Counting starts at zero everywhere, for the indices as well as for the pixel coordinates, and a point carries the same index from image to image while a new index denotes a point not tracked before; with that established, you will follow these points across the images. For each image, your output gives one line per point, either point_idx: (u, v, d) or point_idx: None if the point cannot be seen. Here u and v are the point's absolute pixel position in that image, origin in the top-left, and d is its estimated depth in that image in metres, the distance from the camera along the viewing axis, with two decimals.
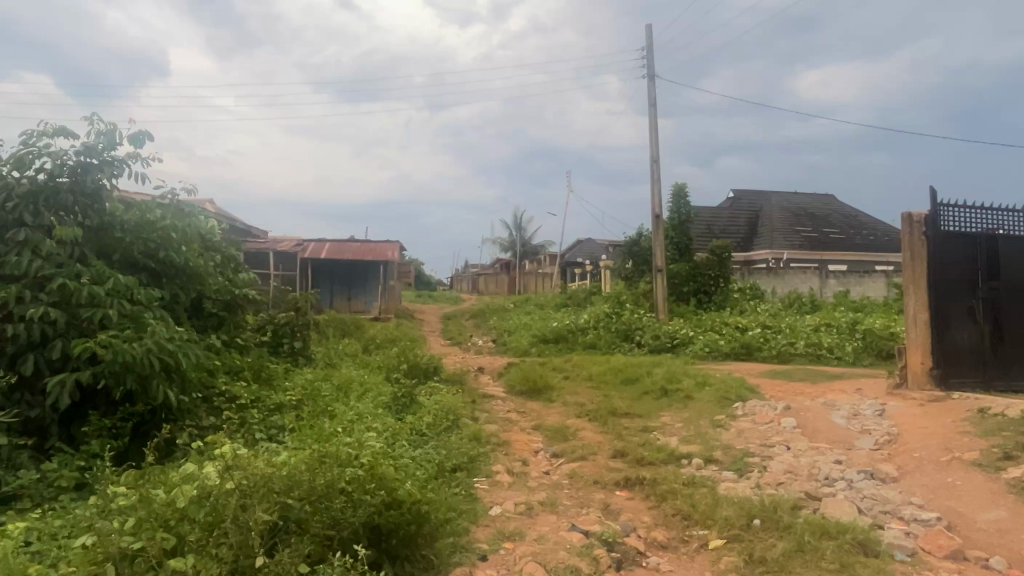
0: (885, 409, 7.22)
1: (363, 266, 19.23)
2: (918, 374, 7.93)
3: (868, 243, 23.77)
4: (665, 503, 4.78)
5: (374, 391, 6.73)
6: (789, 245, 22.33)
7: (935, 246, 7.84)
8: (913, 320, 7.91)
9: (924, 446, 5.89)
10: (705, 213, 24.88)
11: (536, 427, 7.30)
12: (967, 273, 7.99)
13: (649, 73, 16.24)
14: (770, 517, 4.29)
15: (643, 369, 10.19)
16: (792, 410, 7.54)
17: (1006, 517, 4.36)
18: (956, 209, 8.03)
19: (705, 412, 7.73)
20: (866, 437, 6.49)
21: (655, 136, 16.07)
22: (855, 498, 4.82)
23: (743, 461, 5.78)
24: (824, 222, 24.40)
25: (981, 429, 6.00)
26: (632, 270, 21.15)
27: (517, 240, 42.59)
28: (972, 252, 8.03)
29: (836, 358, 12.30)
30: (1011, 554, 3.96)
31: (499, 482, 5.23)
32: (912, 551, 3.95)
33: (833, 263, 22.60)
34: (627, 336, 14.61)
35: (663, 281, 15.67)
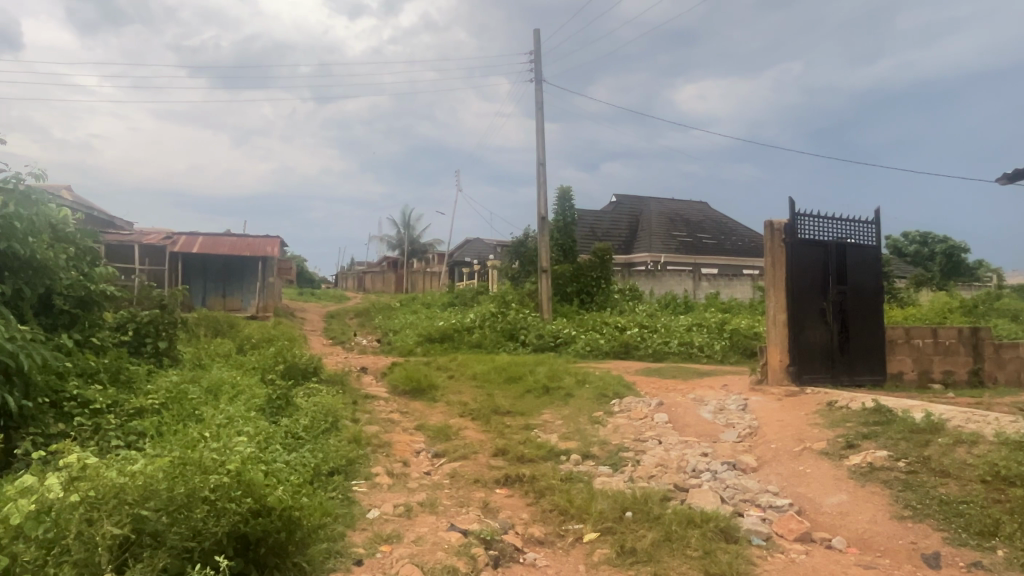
0: (748, 404, 7.75)
1: (240, 262, 18.30)
2: (777, 370, 8.55)
3: (737, 248, 25.36)
4: (543, 499, 4.87)
5: (247, 394, 6.42)
6: (666, 249, 23.48)
7: (793, 252, 8.49)
8: (773, 321, 8.53)
9: (780, 438, 6.37)
10: (589, 216, 25.64)
11: (418, 427, 7.23)
12: (820, 278, 8.71)
13: (537, 77, 16.56)
14: (641, 509, 4.47)
15: (525, 367, 10.34)
16: (664, 407, 7.91)
17: (847, 501, 4.79)
18: (812, 218, 8.73)
19: (584, 409, 7.96)
20: (730, 430, 6.92)
21: (542, 139, 16.40)
22: (719, 488, 5.12)
23: (618, 455, 6.00)
24: (698, 228, 25.85)
25: (829, 421, 6.56)
26: (518, 270, 21.48)
27: (405, 238, 42.06)
28: (825, 259, 8.76)
29: (706, 357, 13.10)
30: (851, 534, 4.35)
31: (379, 484, 5.14)
32: (767, 536, 4.25)
33: (705, 266, 23.97)
34: (511, 336, 14.80)
35: (547, 281, 16.00)
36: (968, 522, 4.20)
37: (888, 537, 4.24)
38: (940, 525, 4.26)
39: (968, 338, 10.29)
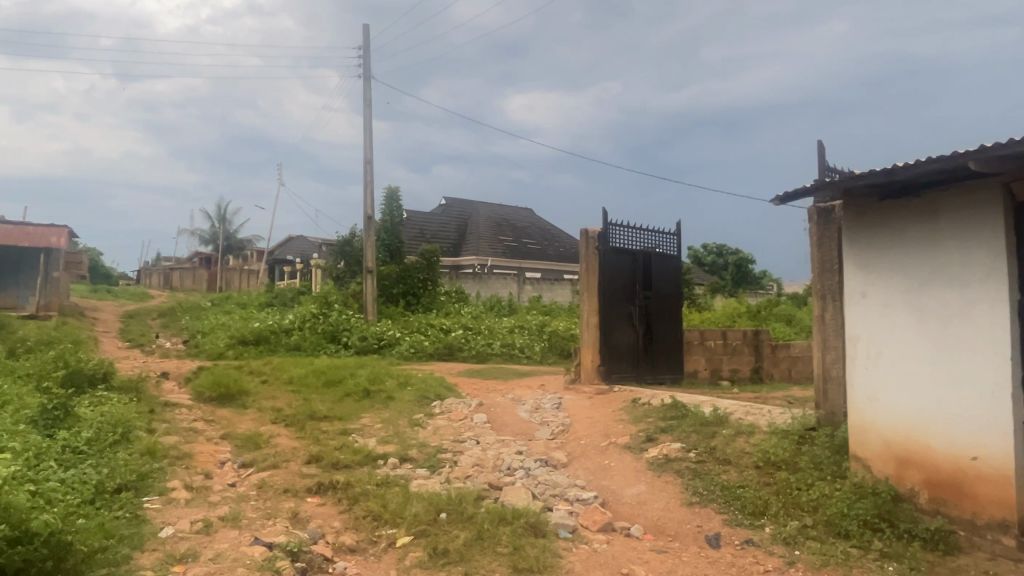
0: (562, 402, 8.14)
1: (17, 254, 16.04)
2: (589, 370, 9.05)
3: (559, 253, 26.51)
4: (357, 506, 4.76)
5: (16, 404, 5.62)
6: (492, 253, 24.02)
7: (605, 259, 9.05)
8: (586, 323, 9.02)
9: (590, 434, 6.75)
10: (418, 217, 25.58)
11: (225, 436, 6.76)
12: (629, 284, 9.36)
13: (366, 74, 16.24)
14: (456, 510, 4.52)
15: (346, 370, 10.06)
16: (483, 407, 8.07)
17: (645, 490, 5.18)
18: (623, 228, 9.35)
19: (405, 411, 7.90)
20: (544, 427, 7.22)
21: (370, 137, 16.06)
22: (531, 484, 5.32)
23: (436, 457, 6.01)
24: (523, 233, 26.75)
25: (633, 417, 7.06)
26: (343, 270, 20.91)
27: (219, 233, 39.24)
28: (633, 266, 9.43)
29: (526, 358, 13.63)
30: (646, 522, 4.71)
31: (175, 499, 4.73)
32: (573, 528, 4.47)
33: (529, 270, 24.84)
34: (333, 337, 14.35)
35: (372, 282, 15.70)
36: (743, 504, 4.71)
37: (678, 522, 4.63)
38: (721, 508, 4.74)
39: (751, 340, 11.57)
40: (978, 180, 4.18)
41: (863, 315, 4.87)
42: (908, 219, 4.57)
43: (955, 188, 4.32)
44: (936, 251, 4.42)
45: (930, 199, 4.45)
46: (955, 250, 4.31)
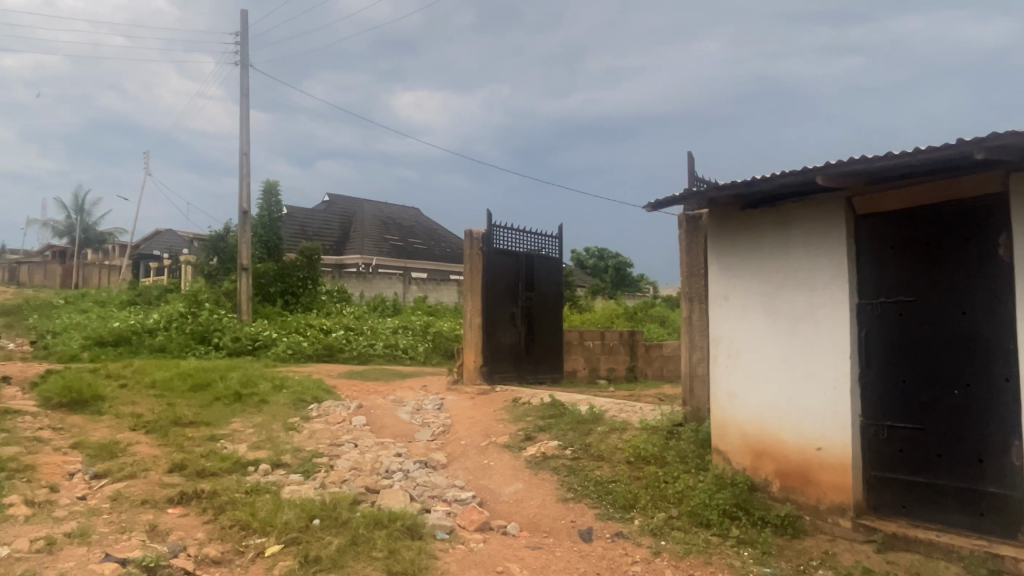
0: (443, 403, 8.13)
1: None
2: (471, 370, 9.08)
3: (445, 253, 26.44)
4: (223, 516, 4.52)
5: None
6: (377, 252, 23.59)
7: (488, 261, 9.13)
8: (469, 323, 9.05)
9: (470, 434, 6.78)
10: (299, 214, 24.70)
11: (75, 446, 6.20)
12: (511, 285, 9.49)
13: (243, 61, 15.48)
14: (329, 515, 4.40)
15: (216, 373, 9.53)
16: (363, 409, 7.91)
17: (522, 488, 5.27)
18: (506, 230, 9.47)
19: (279, 415, 7.60)
20: (425, 429, 7.18)
21: (247, 128, 15.32)
22: (409, 486, 5.27)
23: (311, 462, 5.82)
24: (409, 232, 26.47)
25: (513, 416, 7.16)
26: (216, 267, 19.81)
27: (76, 225, 36.09)
28: (516, 267, 9.57)
29: (409, 359, 13.54)
30: (523, 519, 4.79)
31: (12, 516, 4.29)
32: (450, 529, 4.47)
33: (415, 270, 24.61)
34: (203, 338, 13.55)
35: (247, 280, 14.98)
36: (615, 498, 4.90)
37: (552, 518, 4.75)
38: (594, 503, 4.90)
39: (627, 340, 12.06)
40: (824, 194, 4.56)
41: (725, 316, 5.20)
42: (766, 228, 4.91)
43: (805, 201, 4.69)
44: (788, 258, 4.78)
45: (784, 210, 4.80)
46: (805, 258, 4.69)
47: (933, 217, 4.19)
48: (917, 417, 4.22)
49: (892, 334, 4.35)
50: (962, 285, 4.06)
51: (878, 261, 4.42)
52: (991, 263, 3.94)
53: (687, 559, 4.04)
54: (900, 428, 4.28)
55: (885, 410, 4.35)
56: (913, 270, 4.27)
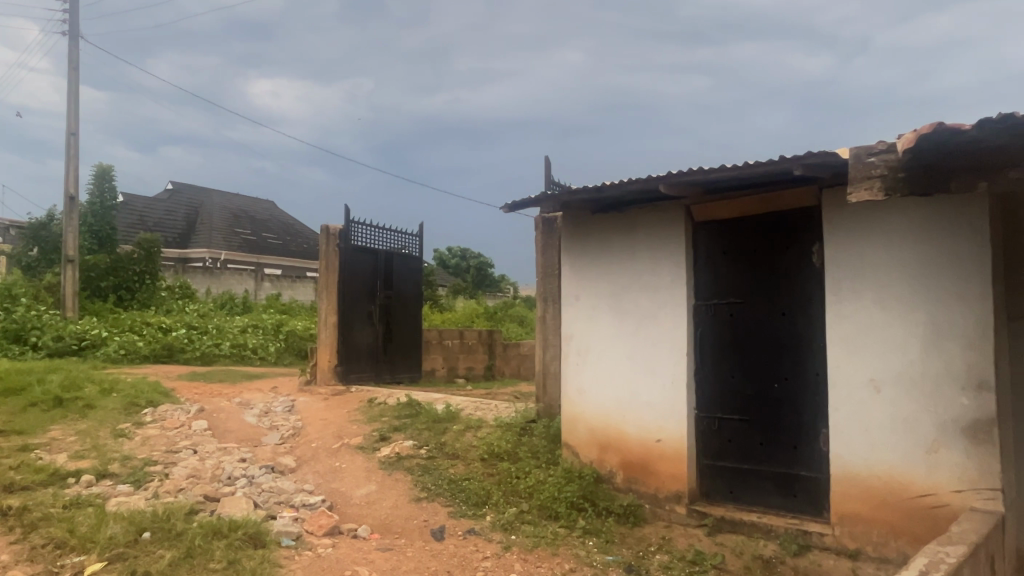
0: (294, 405, 7.81)
1: None
2: (325, 370, 8.79)
3: (302, 249, 25.41)
4: (34, 534, 4.05)
5: None
6: (227, 246, 22.22)
7: (345, 257, 8.89)
8: (324, 322, 8.76)
9: (321, 437, 6.57)
10: (138, 203, 22.75)
11: None
12: (369, 283, 9.29)
13: (71, 31, 14.02)
14: (162, 528, 4.08)
15: (32, 376, 8.54)
16: (204, 413, 7.42)
17: (374, 490, 5.17)
18: (364, 227, 9.26)
19: (107, 420, 6.94)
20: (273, 432, 6.85)
21: (75, 105, 13.88)
22: (254, 492, 5.00)
23: (143, 471, 5.37)
24: (263, 226, 25.19)
25: (367, 417, 7.02)
26: (35, 258, 17.77)
27: None
28: (374, 265, 9.39)
29: (259, 359, 12.94)
30: (374, 521, 4.70)
31: None
32: (297, 535, 4.29)
33: (269, 266, 23.41)
34: (18, 338, 12.09)
35: (73, 273, 13.58)
36: (468, 496, 4.93)
37: (405, 519, 4.70)
38: (447, 502, 4.91)
39: (485, 339, 12.20)
40: (667, 201, 4.85)
41: (576, 316, 5.39)
42: (614, 232, 5.16)
43: (650, 207, 4.96)
44: (634, 261, 5.04)
45: (630, 216, 5.06)
46: (649, 261, 4.96)
47: (759, 226, 4.57)
48: (743, 409, 4.59)
49: (723, 334, 4.71)
50: (782, 289, 4.47)
51: (712, 266, 4.78)
52: (806, 269, 4.37)
53: (535, 552, 4.14)
54: (729, 419, 4.64)
55: (716, 403, 4.71)
56: (742, 275, 4.64)
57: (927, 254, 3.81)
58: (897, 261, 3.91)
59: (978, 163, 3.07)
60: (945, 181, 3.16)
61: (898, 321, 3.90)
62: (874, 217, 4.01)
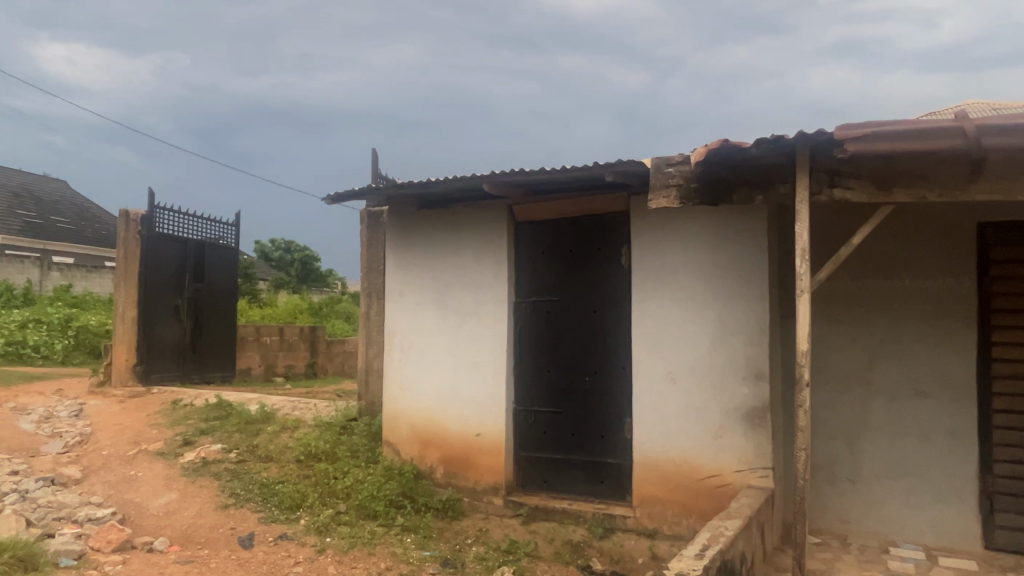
0: (82, 410, 7.00)
1: None
2: (122, 370, 7.97)
3: (99, 236, 22.85)
4: None
5: None
6: (4, 230, 19.40)
7: (148, 246, 8.13)
8: (121, 317, 7.97)
9: (114, 443, 5.94)
10: None
11: None
12: (176, 275, 8.57)
13: None
14: None
15: None
16: None
17: (175, 499, 4.77)
18: (172, 213, 8.52)
19: None
20: (55, 440, 6.09)
21: None
22: (27, 509, 4.40)
23: None
24: (51, 208, 22.30)
25: (170, 420, 6.46)
26: None
27: None
28: (183, 255, 8.67)
29: (42, 358, 11.47)
30: (173, 533, 4.33)
31: None
32: (80, 554, 3.83)
33: (57, 254, 20.71)
34: None
35: None
36: (281, 499, 4.71)
37: (209, 528, 4.37)
38: (257, 507, 4.65)
39: (307, 335, 11.73)
40: (490, 200, 4.95)
41: (399, 312, 5.34)
42: (439, 228, 5.17)
43: (474, 206, 5.03)
44: (458, 258, 5.10)
45: (455, 213, 5.11)
46: (472, 258, 5.04)
47: (576, 228, 4.81)
48: (558, 402, 4.80)
49: (541, 329, 4.89)
50: (595, 288, 4.73)
51: (531, 264, 4.95)
52: (615, 269, 4.66)
53: (351, 553, 4.04)
54: (545, 412, 4.84)
55: (533, 397, 4.89)
56: (559, 273, 4.85)
57: (718, 258, 4.21)
58: (694, 264, 4.29)
59: (755, 178, 3.37)
60: (728, 192, 3.44)
61: (693, 318, 4.27)
62: (675, 223, 4.36)
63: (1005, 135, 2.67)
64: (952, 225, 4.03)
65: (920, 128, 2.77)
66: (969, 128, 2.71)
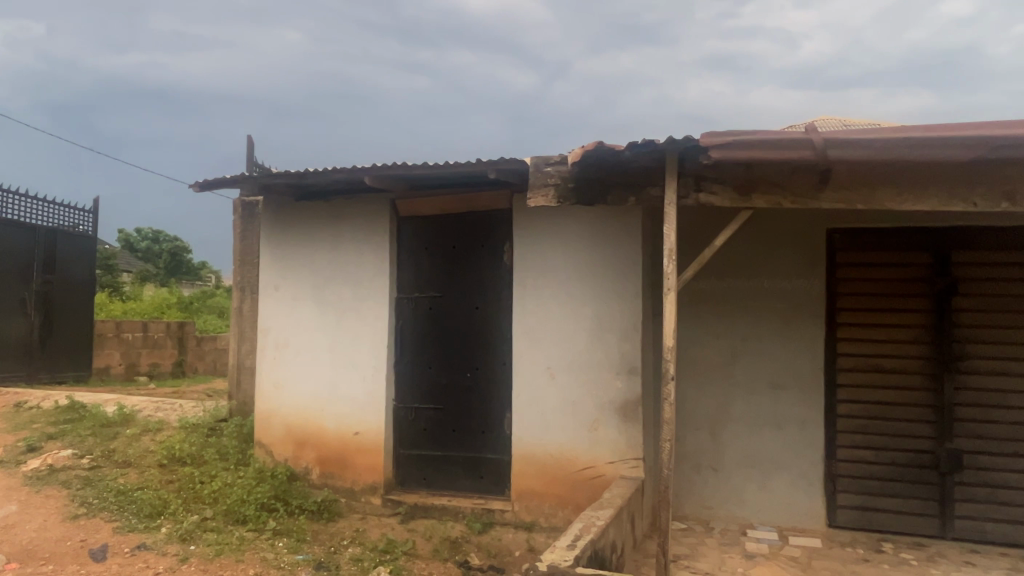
0: None
1: None
2: None
3: None
4: None
5: None
6: None
7: None
8: None
9: None
10: None
11: None
12: (22, 265, 7.79)
13: None
14: None
15: None
16: None
17: (15, 511, 4.33)
18: (17, 197, 7.74)
19: None
20: None
21: None
22: None
23: None
24: None
25: (12, 424, 5.87)
26: None
27: None
28: (31, 243, 7.89)
29: None
30: (11, 548, 3.92)
31: None
32: None
33: None
34: None
35: None
36: (139, 507, 4.39)
37: (55, 542, 4.00)
38: (112, 517, 4.31)
39: (175, 332, 11.01)
40: (372, 193, 4.86)
41: (274, 307, 5.13)
42: (317, 221, 5.01)
43: (356, 199, 4.91)
44: (337, 253, 4.95)
45: (335, 206, 4.96)
46: (352, 253, 4.91)
47: (459, 224, 4.80)
48: (438, 399, 4.78)
49: (423, 326, 4.85)
50: (477, 284, 4.75)
51: (413, 260, 4.89)
52: (497, 267, 4.69)
53: (217, 561, 3.83)
54: (426, 409, 4.80)
55: (413, 394, 4.84)
56: (442, 270, 4.83)
57: (595, 257, 4.34)
58: (572, 262, 4.40)
59: (628, 180, 3.48)
60: (603, 193, 3.53)
61: (571, 315, 4.38)
62: (555, 221, 4.45)
63: (847, 148, 2.91)
64: (805, 230, 4.37)
65: (775, 138, 2.97)
66: (817, 140, 2.92)
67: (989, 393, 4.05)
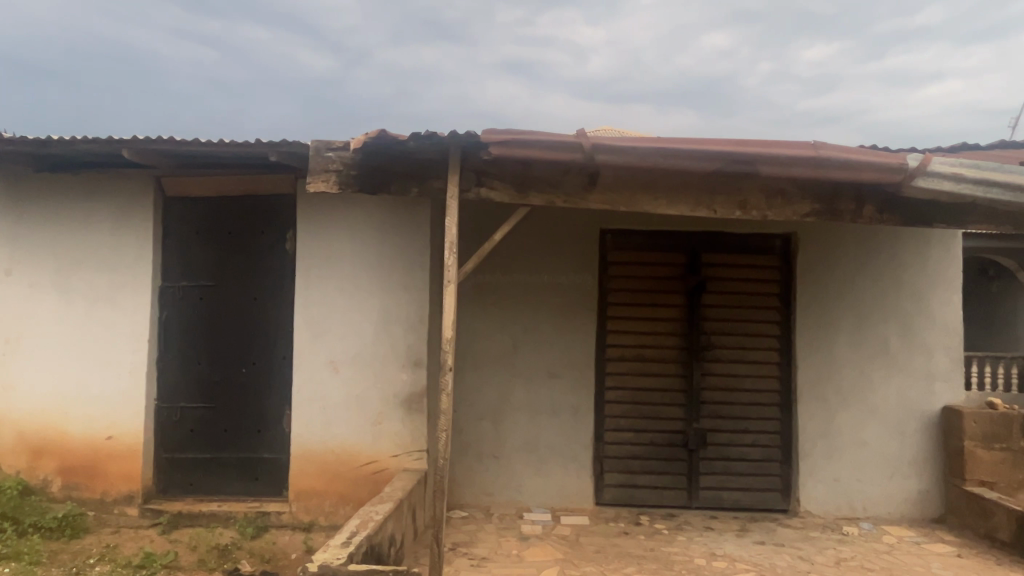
0: None
1: None
2: None
3: None
4: None
5: None
6: None
7: None
8: None
9: None
10: None
11: None
12: None
13: None
14: None
15: None
16: None
17: None
18: None
19: None
20: None
21: None
22: None
23: None
24: None
25: None
26: None
27: None
28: None
29: None
30: None
31: None
32: None
33: None
34: None
35: None
36: None
37: None
38: None
39: None
40: (131, 169, 4.34)
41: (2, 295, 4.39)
42: (63, 197, 4.38)
43: (111, 174, 4.37)
44: (87, 234, 4.37)
45: (86, 181, 4.37)
46: (106, 235, 4.36)
47: (235, 208, 4.47)
48: (209, 396, 4.42)
49: (191, 317, 4.45)
50: (254, 273, 4.45)
51: (182, 245, 4.47)
52: (277, 255, 4.44)
53: None
54: (194, 408, 4.41)
55: (179, 392, 4.42)
56: (215, 256, 4.47)
57: (382, 248, 4.28)
58: (358, 253, 4.29)
59: (413, 171, 3.49)
60: (387, 183, 3.51)
61: (356, 307, 4.28)
62: (340, 210, 4.31)
63: (613, 154, 3.15)
64: (581, 229, 4.67)
65: (550, 139, 3.12)
66: (586, 144, 3.12)
67: (728, 379, 4.64)
